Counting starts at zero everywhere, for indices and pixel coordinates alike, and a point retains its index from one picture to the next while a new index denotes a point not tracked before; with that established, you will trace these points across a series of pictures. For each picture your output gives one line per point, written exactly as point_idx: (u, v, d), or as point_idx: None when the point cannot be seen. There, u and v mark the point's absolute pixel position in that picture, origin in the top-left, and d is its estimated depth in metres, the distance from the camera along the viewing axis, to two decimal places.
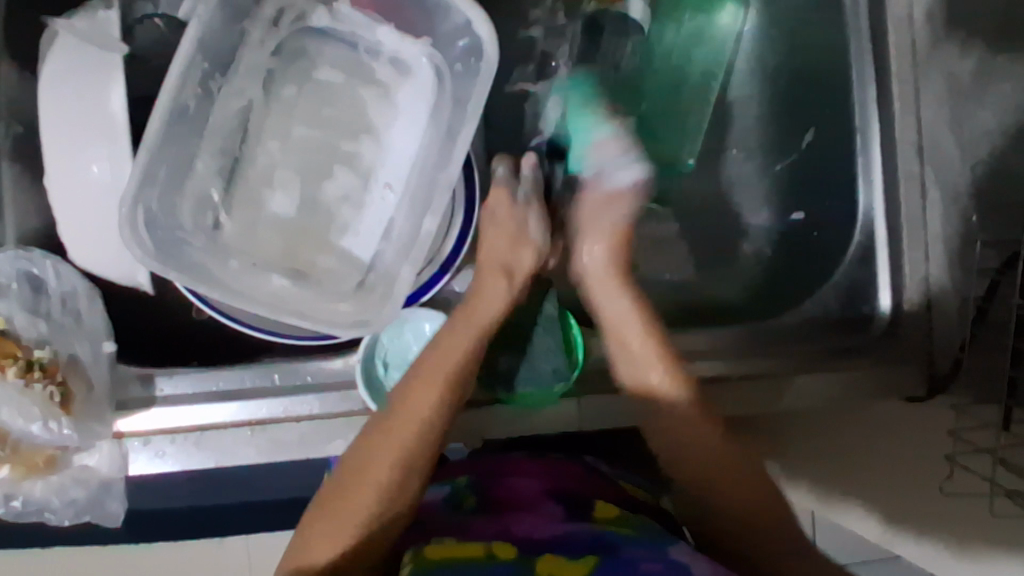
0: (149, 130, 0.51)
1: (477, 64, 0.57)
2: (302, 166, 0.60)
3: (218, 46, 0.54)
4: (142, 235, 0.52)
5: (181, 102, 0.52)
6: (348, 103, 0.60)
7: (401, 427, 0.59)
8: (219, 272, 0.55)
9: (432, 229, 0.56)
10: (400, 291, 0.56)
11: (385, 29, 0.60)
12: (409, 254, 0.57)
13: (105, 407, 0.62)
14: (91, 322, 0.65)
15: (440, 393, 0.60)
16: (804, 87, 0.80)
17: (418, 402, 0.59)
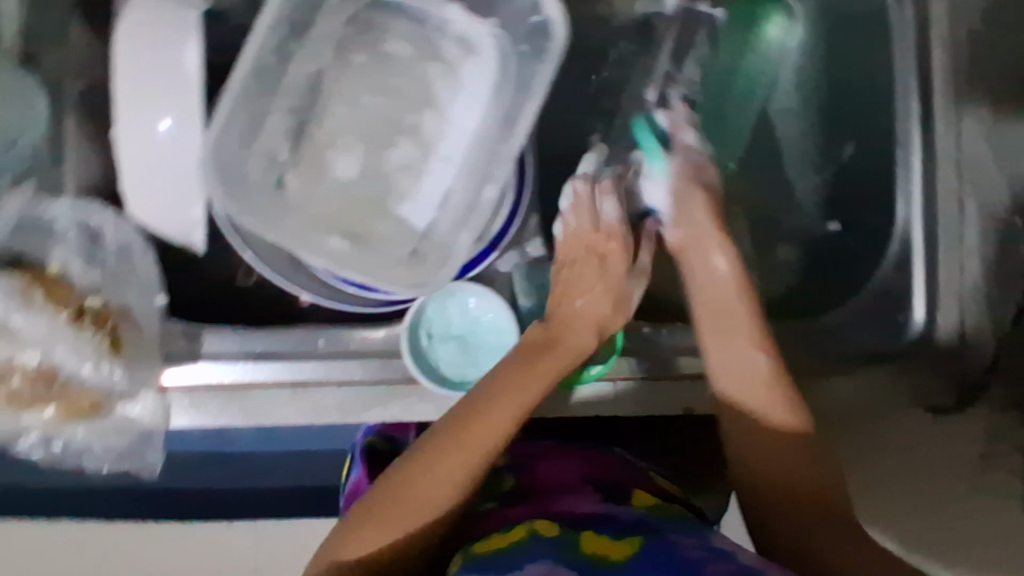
0: (230, 84, 0.52)
1: (545, 45, 0.58)
2: (367, 135, 0.61)
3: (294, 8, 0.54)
4: (216, 185, 0.53)
5: (262, 60, 0.54)
6: (414, 76, 0.61)
7: (474, 440, 0.58)
8: (283, 228, 0.56)
9: (493, 196, 0.59)
10: (458, 257, 0.58)
11: (454, 8, 0.59)
12: (469, 221, 0.59)
13: (155, 357, 0.64)
14: (145, 273, 0.66)
15: (512, 415, 0.60)
16: (845, 99, 0.81)
17: (496, 416, 0.59)
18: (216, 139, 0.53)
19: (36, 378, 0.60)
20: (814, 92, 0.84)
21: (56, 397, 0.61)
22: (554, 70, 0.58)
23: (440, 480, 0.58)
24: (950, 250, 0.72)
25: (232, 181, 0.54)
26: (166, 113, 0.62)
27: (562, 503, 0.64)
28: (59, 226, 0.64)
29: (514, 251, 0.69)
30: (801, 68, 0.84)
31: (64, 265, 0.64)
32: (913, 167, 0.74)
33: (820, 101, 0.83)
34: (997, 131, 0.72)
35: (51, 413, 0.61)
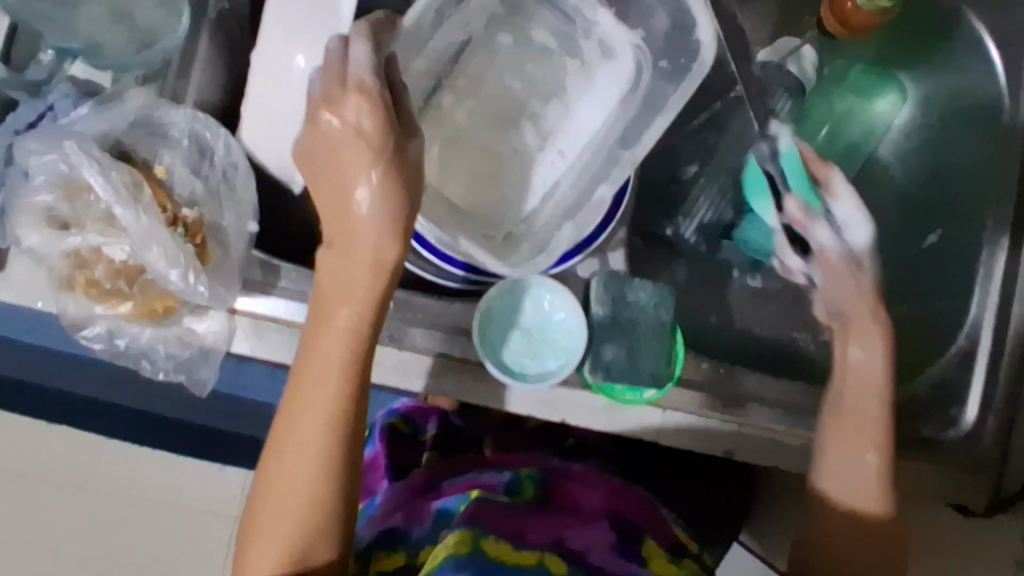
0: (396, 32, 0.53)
1: (685, 65, 0.59)
2: (492, 111, 0.62)
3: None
4: None
5: (424, 25, 0.55)
6: (551, 70, 0.62)
7: (319, 394, 0.54)
8: None
9: (606, 196, 0.59)
10: (559, 246, 0.58)
11: (604, 12, 0.60)
12: (575, 216, 0.60)
13: (235, 280, 0.64)
14: (243, 198, 0.66)
15: (332, 308, 0.52)
16: (939, 188, 0.83)
17: (326, 363, 0.53)
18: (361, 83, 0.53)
19: (119, 272, 0.61)
20: (906, 178, 0.85)
21: (134, 296, 0.61)
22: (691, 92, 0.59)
23: (305, 442, 0.55)
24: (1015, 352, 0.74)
25: None
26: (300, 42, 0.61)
27: (576, 535, 0.66)
28: (174, 131, 0.65)
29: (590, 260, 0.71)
30: (902, 143, 0.86)
31: (169, 169, 0.65)
32: (994, 268, 0.76)
33: (914, 184, 0.85)
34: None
35: (126, 309, 0.62)
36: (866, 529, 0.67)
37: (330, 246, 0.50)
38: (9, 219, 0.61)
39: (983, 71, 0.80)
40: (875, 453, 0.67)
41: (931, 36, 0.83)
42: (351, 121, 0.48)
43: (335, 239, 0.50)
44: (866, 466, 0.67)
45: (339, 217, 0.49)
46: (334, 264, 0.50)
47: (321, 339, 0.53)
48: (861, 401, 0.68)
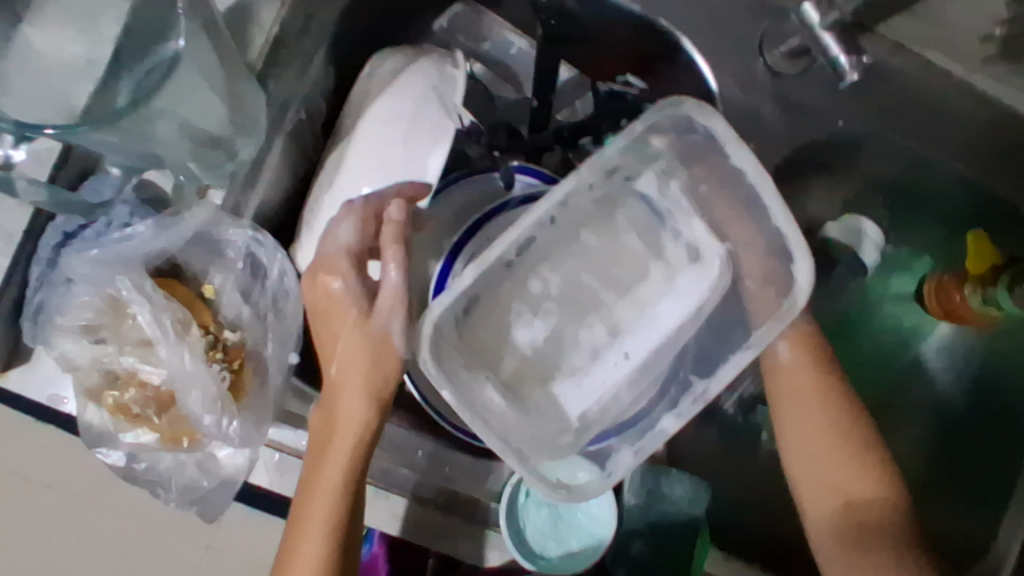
0: (490, 251, 0.56)
1: (775, 299, 0.59)
2: (562, 299, 0.60)
3: (575, 186, 0.56)
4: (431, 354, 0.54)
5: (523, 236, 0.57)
6: (629, 263, 0.60)
7: (314, 529, 0.58)
8: (474, 389, 0.57)
9: (670, 429, 0.58)
10: (616, 472, 0.58)
11: (698, 224, 0.60)
12: (635, 440, 0.59)
13: (267, 413, 0.61)
14: (289, 326, 0.63)
15: (331, 419, 0.58)
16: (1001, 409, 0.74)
17: (330, 479, 0.58)
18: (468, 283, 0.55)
19: (150, 399, 0.59)
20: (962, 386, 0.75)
21: (160, 426, 0.59)
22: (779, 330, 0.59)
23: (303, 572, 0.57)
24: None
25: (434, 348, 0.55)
26: (377, 193, 0.60)
27: None
28: (229, 249, 0.62)
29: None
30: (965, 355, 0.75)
31: (219, 288, 0.63)
32: None
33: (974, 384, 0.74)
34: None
35: (152, 439, 0.59)
36: (819, 432, 0.62)
37: (331, 368, 0.57)
38: (49, 322, 0.60)
39: None
40: (785, 341, 0.64)
41: None
42: (343, 266, 0.57)
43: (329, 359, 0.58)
44: (779, 357, 0.64)
45: (330, 339, 0.58)
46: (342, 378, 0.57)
47: (321, 470, 0.58)
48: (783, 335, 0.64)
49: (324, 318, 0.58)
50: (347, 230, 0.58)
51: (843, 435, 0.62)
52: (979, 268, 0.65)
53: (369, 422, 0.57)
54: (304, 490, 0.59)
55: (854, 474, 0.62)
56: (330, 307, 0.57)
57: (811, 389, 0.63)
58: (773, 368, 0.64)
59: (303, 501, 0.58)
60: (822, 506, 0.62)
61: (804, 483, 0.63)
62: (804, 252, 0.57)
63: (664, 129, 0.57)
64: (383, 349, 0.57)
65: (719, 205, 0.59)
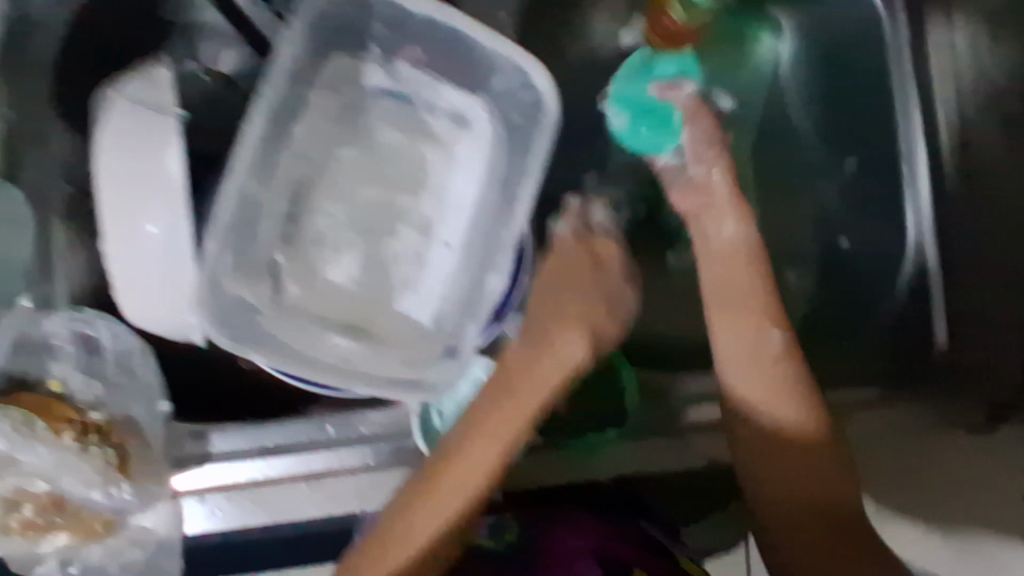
0: (223, 207, 0.52)
1: (535, 116, 0.58)
2: (358, 225, 0.59)
3: (287, 97, 0.55)
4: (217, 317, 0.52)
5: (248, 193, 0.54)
6: (408, 161, 0.59)
7: (444, 507, 0.57)
8: (297, 345, 0.55)
9: (498, 286, 0.57)
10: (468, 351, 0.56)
11: (447, 88, 0.59)
12: (475, 312, 0.57)
13: (162, 465, 0.63)
14: (146, 379, 0.65)
15: (536, 397, 0.59)
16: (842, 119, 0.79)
17: (473, 461, 0.58)
18: (226, 225, 0.52)
19: (46, 505, 0.59)
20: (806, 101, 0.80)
21: (68, 525, 0.60)
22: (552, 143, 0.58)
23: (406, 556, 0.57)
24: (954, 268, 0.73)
25: (216, 318, 0.52)
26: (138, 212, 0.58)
27: None
28: (56, 340, 0.64)
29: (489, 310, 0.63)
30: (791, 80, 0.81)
31: (64, 380, 0.64)
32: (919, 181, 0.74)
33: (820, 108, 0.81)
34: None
35: (65, 540, 0.60)
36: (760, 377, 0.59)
37: (541, 317, 0.62)
38: None
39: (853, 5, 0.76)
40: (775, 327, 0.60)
41: None
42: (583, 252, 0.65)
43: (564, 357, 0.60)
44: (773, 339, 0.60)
45: (556, 300, 0.62)
46: (542, 354, 0.60)
47: (410, 524, 0.57)
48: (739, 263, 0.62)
49: (561, 286, 0.63)
50: (566, 229, 0.68)
51: (796, 385, 0.59)
52: None
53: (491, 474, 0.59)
54: (435, 468, 0.58)
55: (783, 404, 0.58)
56: (562, 272, 0.64)
57: (760, 356, 0.59)
58: (757, 317, 0.61)
59: (429, 485, 0.58)
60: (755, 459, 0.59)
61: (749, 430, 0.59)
62: (529, 59, 0.56)
63: (348, 13, 0.55)
64: (598, 329, 0.62)
65: (445, 60, 0.58)
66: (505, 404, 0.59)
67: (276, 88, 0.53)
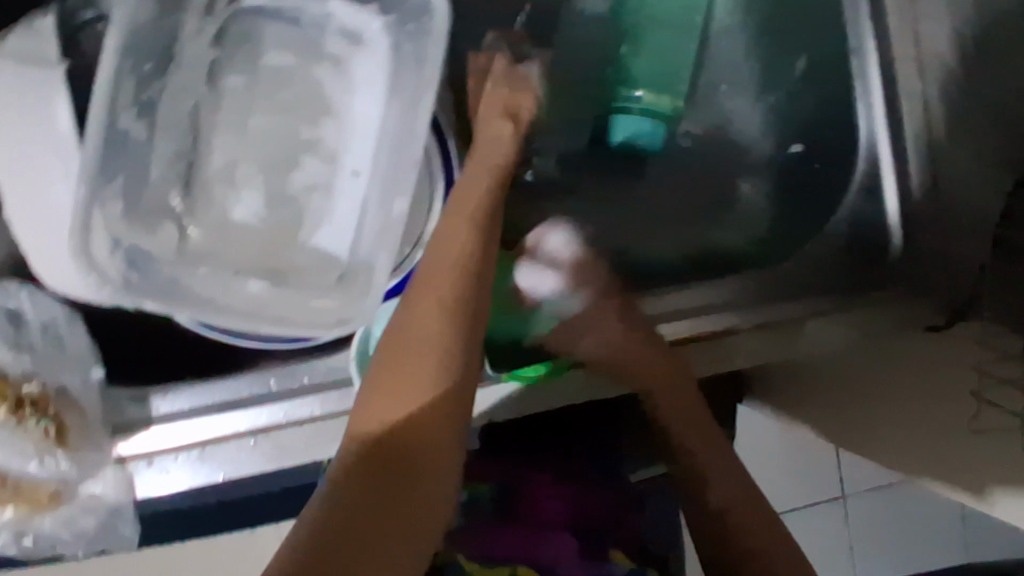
0: (86, 150, 0.47)
1: (427, 23, 0.53)
2: (266, 162, 0.56)
3: (151, 16, 0.49)
4: (100, 263, 0.48)
5: (120, 127, 0.49)
6: (305, 87, 0.57)
7: (423, 334, 0.53)
8: (204, 290, 0.53)
9: (404, 210, 0.54)
10: (380, 280, 0.54)
11: (335, 0, 0.55)
12: (386, 241, 0.55)
13: (102, 432, 0.62)
14: (77, 348, 0.65)
15: (474, 208, 0.58)
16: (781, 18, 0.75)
17: (438, 274, 0.55)
18: (91, 163, 0.47)
19: None
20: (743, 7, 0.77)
21: (11, 498, 0.61)
22: (444, 51, 0.53)
23: (410, 391, 0.51)
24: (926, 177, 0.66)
25: (99, 269, 0.48)
26: (36, 176, 0.56)
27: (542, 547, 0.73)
28: None
29: (419, 248, 0.63)
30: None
31: None
32: (869, 71, 0.68)
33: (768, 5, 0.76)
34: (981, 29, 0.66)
35: (12, 512, 0.62)
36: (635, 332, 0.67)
37: (465, 182, 0.60)
38: None
39: None
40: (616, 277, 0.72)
41: None
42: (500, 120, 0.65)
43: (493, 159, 0.62)
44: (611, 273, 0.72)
45: (483, 149, 0.62)
46: (473, 169, 0.60)
47: (413, 322, 0.53)
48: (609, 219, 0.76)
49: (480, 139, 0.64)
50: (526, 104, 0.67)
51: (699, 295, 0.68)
52: None
53: (450, 367, 0.52)
54: (409, 298, 0.55)
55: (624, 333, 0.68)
56: (479, 130, 0.64)
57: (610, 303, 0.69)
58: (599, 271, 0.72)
59: (409, 314, 0.54)
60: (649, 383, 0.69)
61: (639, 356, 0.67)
62: None
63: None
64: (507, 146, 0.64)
65: None
66: (446, 215, 0.58)
67: (127, 4, 0.47)
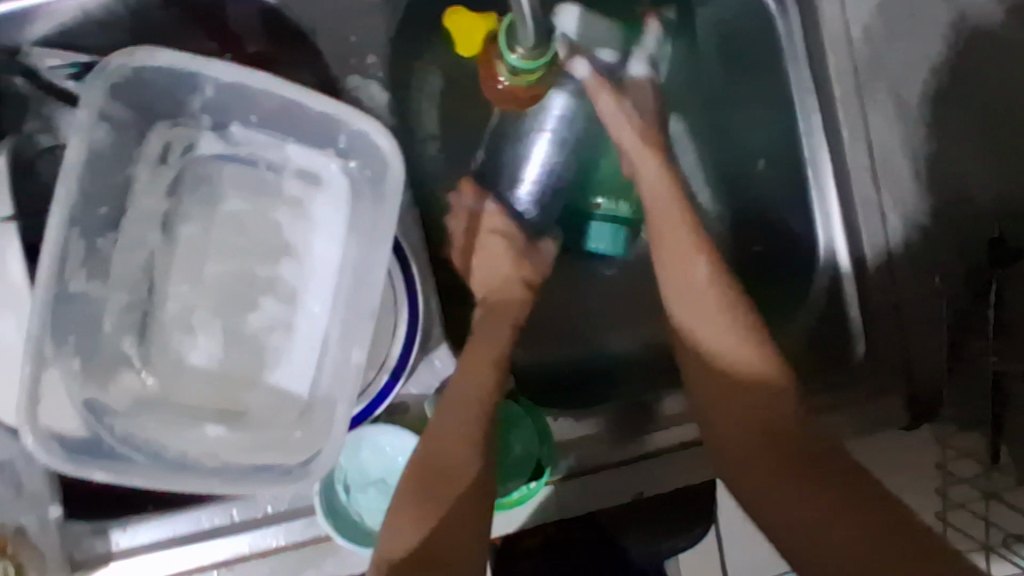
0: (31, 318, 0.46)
1: (386, 171, 0.55)
2: (221, 305, 0.56)
3: (101, 173, 0.50)
4: (54, 427, 0.48)
5: (66, 289, 0.48)
6: (262, 228, 0.56)
7: (469, 391, 0.59)
8: (159, 442, 0.52)
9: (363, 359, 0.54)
10: (342, 425, 0.53)
11: (292, 145, 0.56)
12: (346, 384, 0.54)
13: (59, 572, 0.61)
14: (34, 486, 0.63)
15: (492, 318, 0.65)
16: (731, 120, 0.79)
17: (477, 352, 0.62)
18: (38, 326, 0.46)
19: None
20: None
21: None
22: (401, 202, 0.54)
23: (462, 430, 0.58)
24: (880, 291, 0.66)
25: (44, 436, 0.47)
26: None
27: None
28: None
29: (384, 371, 0.61)
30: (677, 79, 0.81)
31: None
32: (825, 182, 0.69)
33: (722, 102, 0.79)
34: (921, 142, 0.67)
35: None
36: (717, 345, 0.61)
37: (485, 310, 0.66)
38: None
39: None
40: (701, 259, 0.65)
41: None
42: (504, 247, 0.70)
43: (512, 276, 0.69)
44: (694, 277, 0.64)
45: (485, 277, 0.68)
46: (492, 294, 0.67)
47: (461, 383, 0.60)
48: (670, 229, 0.66)
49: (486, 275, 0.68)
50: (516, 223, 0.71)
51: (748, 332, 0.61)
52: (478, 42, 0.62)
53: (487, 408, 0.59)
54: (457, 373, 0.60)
55: (718, 341, 0.61)
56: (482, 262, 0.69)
57: (704, 297, 0.63)
58: (688, 283, 0.64)
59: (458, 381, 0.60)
60: (729, 413, 0.59)
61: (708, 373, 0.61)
62: (366, 114, 0.52)
63: (166, 86, 0.51)
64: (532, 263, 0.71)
65: (283, 120, 0.54)
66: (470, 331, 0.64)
67: (70, 178, 0.47)
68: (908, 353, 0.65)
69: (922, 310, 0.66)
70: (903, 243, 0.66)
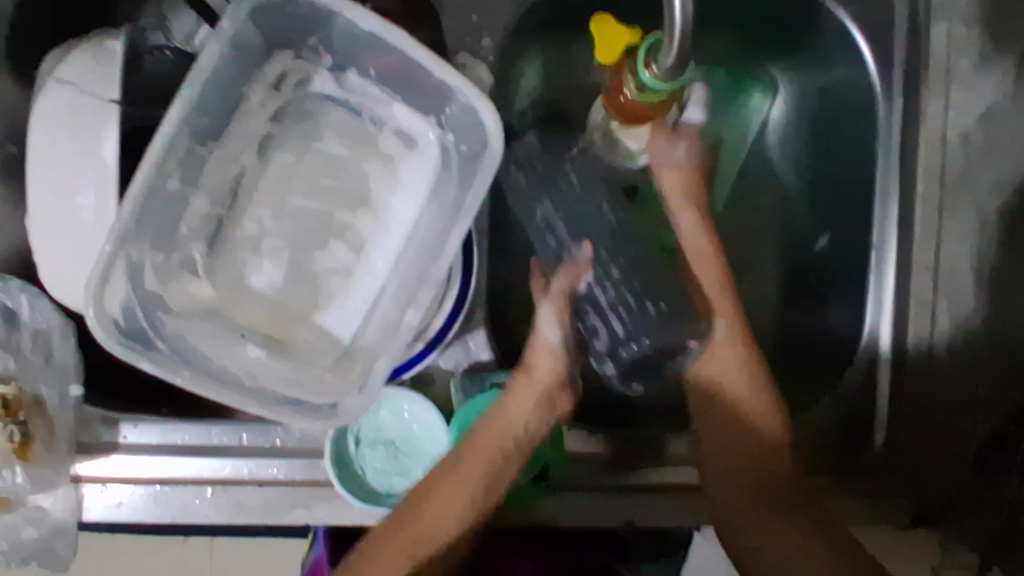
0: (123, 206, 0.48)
1: (481, 151, 0.56)
2: (294, 237, 0.58)
3: (223, 84, 0.52)
4: (111, 311, 0.49)
5: (157, 185, 0.50)
6: (350, 174, 0.58)
7: (460, 484, 0.63)
8: (199, 346, 0.54)
9: (414, 322, 0.55)
10: (377, 380, 0.54)
11: (399, 104, 0.58)
12: (390, 344, 0.55)
13: (64, 451, 0.62)
14: (62, 359, 0.64)
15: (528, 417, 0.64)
16: (808, 193, 0.81)
17: (489, 455, 0.63)
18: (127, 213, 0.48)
19: None
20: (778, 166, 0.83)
21: None
22: (489, 183, 0.55)
23: (440, 518, 0.63)
24: (914, 388, 0.68)
25: (101, 318, 0.49)
26: (60, 193, 0.56)
27: None
28: None
29: (421, 341, 0.62)
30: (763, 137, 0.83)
31: None
32: (885, 274, 0.70)
33: (809, 174, 0.80)
34: (989, 255, 0.67)
35: None
36: (734, 360, 0.65)
37: (521, 420, 0.64)
38: None
39: (855, 72, 0.72)
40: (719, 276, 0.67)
41: (794, 23, 0.74)
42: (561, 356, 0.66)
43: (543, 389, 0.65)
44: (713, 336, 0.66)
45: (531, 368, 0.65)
46: (530, 385, 0.64)
47: (456, 469, 0.63)
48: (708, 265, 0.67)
49: (516, 402, 0.63)
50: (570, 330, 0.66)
51: (750, 380, 0.65)
52: (617, 52, 0.60)
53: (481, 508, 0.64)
54: (466, 453, 0.63)
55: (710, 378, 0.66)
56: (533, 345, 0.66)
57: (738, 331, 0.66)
58: (712, 346, 0.66)
59: (459, 461, 0.63)
60: (729, 393, 0.65)
61: (708, 419, 0.66)
62: (478, 90, 0.54)
63: (301, 19, 0.53)
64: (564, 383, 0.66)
65: (399, 80, 0.56)
66: (492, 424, 0.63)
67: (193, 84, 0.49)
68: (921, 455, 0.67)
69: (939, 418, 0.67)
70: (942, 348, 0.67)
